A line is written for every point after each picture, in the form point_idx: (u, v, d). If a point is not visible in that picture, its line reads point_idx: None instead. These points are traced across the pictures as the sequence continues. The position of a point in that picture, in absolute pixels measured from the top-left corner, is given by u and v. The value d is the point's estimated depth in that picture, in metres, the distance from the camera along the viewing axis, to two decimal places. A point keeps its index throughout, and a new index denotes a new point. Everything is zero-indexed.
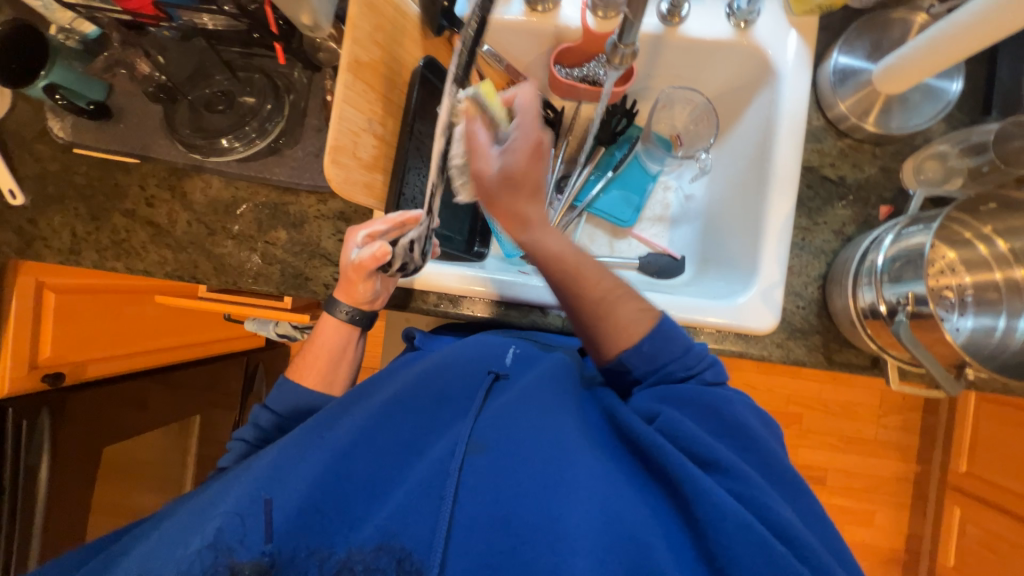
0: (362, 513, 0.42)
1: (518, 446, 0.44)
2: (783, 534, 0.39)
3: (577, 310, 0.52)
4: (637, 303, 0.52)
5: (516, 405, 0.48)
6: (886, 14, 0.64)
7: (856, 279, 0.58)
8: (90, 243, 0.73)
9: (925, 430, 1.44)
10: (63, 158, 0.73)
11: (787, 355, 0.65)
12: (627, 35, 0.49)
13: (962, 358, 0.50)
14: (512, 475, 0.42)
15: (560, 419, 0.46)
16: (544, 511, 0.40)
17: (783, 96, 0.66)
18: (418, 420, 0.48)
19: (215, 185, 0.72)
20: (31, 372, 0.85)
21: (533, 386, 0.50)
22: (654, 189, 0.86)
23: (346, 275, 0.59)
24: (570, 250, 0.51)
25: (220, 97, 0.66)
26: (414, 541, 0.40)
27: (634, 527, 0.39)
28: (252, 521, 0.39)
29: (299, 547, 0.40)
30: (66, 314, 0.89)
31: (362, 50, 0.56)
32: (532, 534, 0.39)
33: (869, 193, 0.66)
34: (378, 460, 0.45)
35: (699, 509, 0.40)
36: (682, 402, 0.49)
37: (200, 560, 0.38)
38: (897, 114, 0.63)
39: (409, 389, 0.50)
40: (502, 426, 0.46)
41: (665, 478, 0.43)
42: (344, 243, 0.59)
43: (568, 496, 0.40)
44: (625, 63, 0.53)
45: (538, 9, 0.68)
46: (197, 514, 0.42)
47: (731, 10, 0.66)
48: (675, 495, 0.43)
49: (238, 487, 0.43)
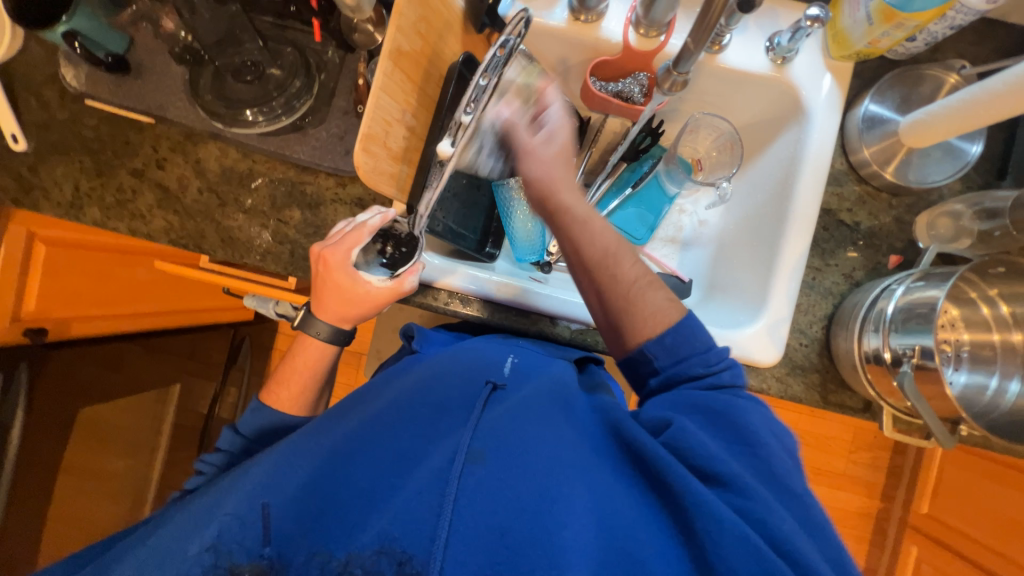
0: (358, 519, 0.41)
1: (517, 453, 0.43)
2: (783, 549, 0.38)
3: (608, 294, 0.53)
4: (665, 292, 0.53)
5: (517, 414, 0.47)
6: (920, 69, 0.66)
7: (863, 323, 0.59)
8: (93, 200, 0.70)
9: (892, 470, 1.49)
10: (72, 108, 0.70)
11: (785, 390, 0.67)
12: (682, 66, 0.60)
13: (958, 414, 0.52)
14: (512, 483, 0.41)
15: (557, 430, 0.46)
16: (542, 522, 0.39)
17: (810, 135, 0.67)
18: (417, 427, 0.47)
19: (231, 155, 0.70)
20: (14, 325, 0.80)
21: (532, 397, 0.50)
22: (670, 211, 0.85)
23: (372, 301, 0.60)
24: (611, 239, 0.54)
25: (249, 67, 0.63)
26: (416, 546, 0.38)
27: (629, 543, 0.40)
28: (252, 523, 0.40)
29: (299, 550, 0.40)
30: (54, 268, 0.85)
31: (405, 39, 0.56)
32: (531, 544, 0.38)
33: (881, 241, 0.68)
34: (376, 463, 0.44)
35: (699, 521, 0.39)
36: (691, 407, 0.48)
37: (200, 562, 0.39)
38: (916, 167, 0.65)
39: (408, 396, 0.50)
40: (501, 432, 0.45)
41: (663, 487, 0.43)
42: (339, 274, 0.58)
43: (564, 508, 0.40)
44: (673, 88, 0.65)
45: (581, 18, 0.67)
46: (193, 521, 0.42)
47: (772, 44, 0.66)
48: (674, 505, 0.42)
49: (237, 491, 0.43)
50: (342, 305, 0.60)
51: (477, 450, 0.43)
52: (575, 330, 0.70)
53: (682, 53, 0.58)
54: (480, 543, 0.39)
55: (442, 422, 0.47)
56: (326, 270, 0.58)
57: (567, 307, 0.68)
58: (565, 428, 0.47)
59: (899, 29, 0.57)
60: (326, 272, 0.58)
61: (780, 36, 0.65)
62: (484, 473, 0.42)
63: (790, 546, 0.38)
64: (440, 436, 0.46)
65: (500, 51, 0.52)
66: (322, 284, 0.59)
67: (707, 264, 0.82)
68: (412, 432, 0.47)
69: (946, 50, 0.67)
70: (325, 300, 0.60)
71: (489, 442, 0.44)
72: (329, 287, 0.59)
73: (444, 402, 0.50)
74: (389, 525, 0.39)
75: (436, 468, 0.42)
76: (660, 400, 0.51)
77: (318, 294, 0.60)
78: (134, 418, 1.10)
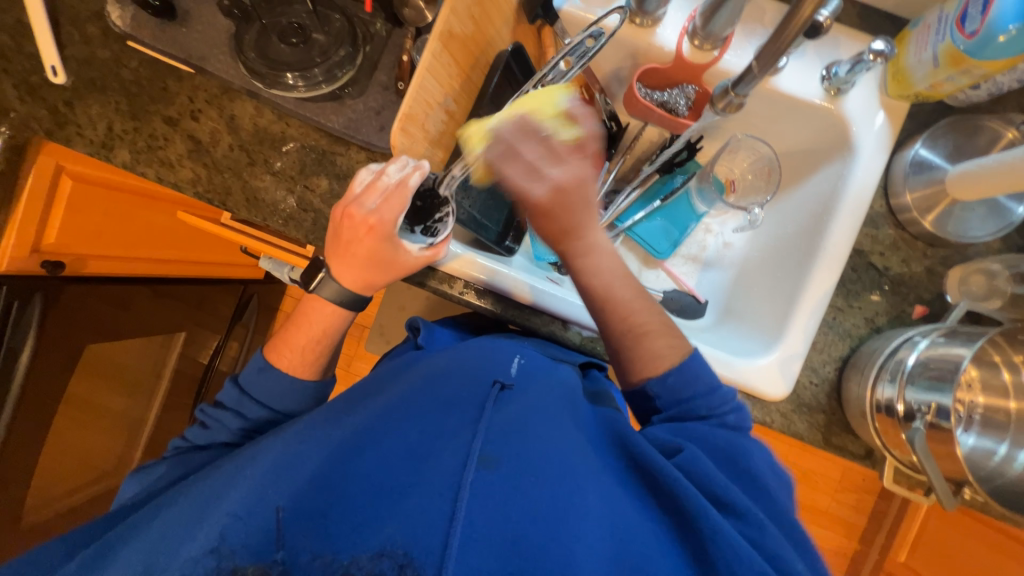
0: (368, 519, 0.40)
1: (531, 461, 0.44)
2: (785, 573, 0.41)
3: (609, 332, 0.57)
4: (668, 339, 0.55)
5: (524, 420, 0.48)
6: (978, 119, 0.64)
7: (879, 372, 0.59)
8: (125, 142, 0.70)
9: (875, 514, 1.48)
10: (115, 48, 0.70)
11: (788, 426, 0.66)
12: (741, 86, 0.59)
13: (965, 477, 0.51)
14: (525, 491, 0.42)
15: (566, 439, 0.47)
16: (556, 533, 0.40)
17: (855, 174, 0.65)
18: (425, 426, 0.47)
19: (266, 116, 0.69)
20: (32, 256, 0.83)
21: (540, 402, 0.51)
22: (696, 228, 0.83)
23: (395, 264, 0.58)
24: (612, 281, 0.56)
25: (295, 30, 0.64)
26: (420, 548, 0.37)
27: (641, 557, 0.40)
28: (260, 522, 0.40)
29: (302, 550, 0.39)
30: (77, 205, 0.86)
31: (457, 21, 0.55)
32: (545, 556, 0.38)
33: (908, 289, 0.66)
34: (385, 461, 0.44)
35: (711, 544, 0.41)
36: (695, 437, 0.51)
37: (202, 564, 0.38)
38: (956, 219, 0.63)
39: (415, 395, 0.50)
40: (512, 437, 0.45)
41: (671, 506, 0.44)
42: (366, 230, 0.55)
43: (577, 518, 0.41)
44: (728, 109, 0.63)
45: (636, 22, 0.66)
46: (199, 508, 0.43)
47: (828, 74, 0.64)
48: (683, 525, 0.43)
49: (243, 483, 0.44)
50: (368, 270, 0.58)
51: (488, 454, 0.43)
52: (586, 337, 0.70)
53: (744, 75, 0.57)
54: (493, 550, 0.38)
55: (450, 422, 0.47)
56: (353, 230, 0.55)
57: (581, 312, 0.68)
58: (573, 438, 0.48)
59: (965, 76, 0.55)
60: (352, 228, 0.55)
61: (839, 66, 0.63)
62: (497, 477, 0.42)
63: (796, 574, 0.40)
64: (451, 434, 0.46)
65: (588, 40, 0.63)
66: (345, 245, 0.56)
67: (725, 288, 0.81)
68: (422, 430, 0.47)
69: (1008, 102, 0.65)
70: (346, 264, 0.57)
71: (500, 448, 0.44)
72: (355, 250, 0.56)
73: (453, 400, 0.50)
74: (398, 531, 0.38)
75: (449, 469, 0.42)
76: (665, 426, 0.53)
77: (341, 255, 0.57)
78: (138, 358, 1.11)
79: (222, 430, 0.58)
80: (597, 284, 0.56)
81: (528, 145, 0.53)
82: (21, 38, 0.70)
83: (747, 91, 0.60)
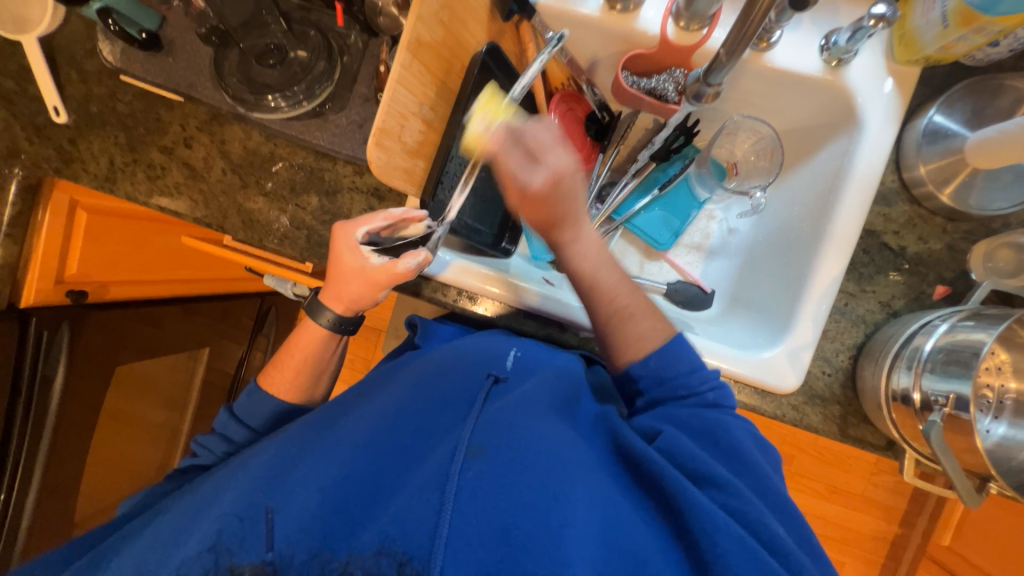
0: (361, 518, 0.41)
1: (521, 453, 0.43)
2: (774, 548, 0.41)
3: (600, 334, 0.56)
4: (650, 321, 0.55)
5: (516, 410, 0.47)
6: (1001, 78, 0.58)
7: (895, 360, 0.55)
8: (126, 175, 0.72)
9: (916, 496, 1.41)
10: (110, 83, 0.72)
11: (800, 419, 0.63)
12: (713, 76, 0.57)
13: (988, 471, 0.49)
14: (514, 482, 0.42)
15: (557, 429, 0.46)
16: (545, 522, 0.39)
17: (861, 148, 0.61)
18: (419, 425, 0.48)
19: (255, 138, 0.70)
20: (56, 287, 0.86)
21: (534, 392, 0.50)
22: (698, 216, 0.80)
23: (358, 287, 0.60)
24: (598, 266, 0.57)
25: (272, 51, 0.64)
26: (414, 547, 0.38)
27: (631, 544, 0.40)
28: (253, 524, 0.41)
29: (298, 549, 0.39)
30: (94, 235, 0.89)
31: (425, 29, 0.54)
32: (536, 545, 0.38)
33: (927, 269, 0.62)
34: (379, 461, 0.45)
35: (692, 520, 0.41)
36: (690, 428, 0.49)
37: (201, 560, 0.39)
38: (979, 191, 0.59)
39: (411, 393, 0.51)
40: (502, 428, 0.45)
41: (656, 490, 0.45)
42: (341, 250, 0.59)
43: (568, 506, 0.40)
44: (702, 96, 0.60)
45: (617, 8, 0.63)
46: (194, 511, 0.44)
47: (827, 43, 0.60)
48: (667, 508, 0.44)
49: (235, 487, 0.44)
50: (346, 292, 0.61)
51: (477, 446, 0.43)
52: (585, 338, 0.68)
53: (714, 62, 0.54)
54: (483, 542, 0.38)
55: (444, 419, 0.48)
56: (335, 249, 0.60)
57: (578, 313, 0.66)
58: (565, 429, 0.47)
59: (979, 34, 0.51)
60: (333, 250, 0.60)
61: (838, 34, 0.59)
62: (485, 469, 0.42)
63: (782, 546, 0.41)
64: (444, 432, 0.47)
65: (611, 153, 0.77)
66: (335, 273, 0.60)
67: (733, 276, 0.78)
68: (415, 427, 0.48)
69: None
70: (332, 288, 0.62)
71: (492, 440, 0.44)
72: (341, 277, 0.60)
73: (446, 397, 0.50)
74: (389, 526, 0.39)
75: (439, 465, 0.43)
76: (653, 413, 0.52)
77: (333, 283, 0.61)
78: (168, 376, 1.17)
79: (209, 453, 0.60)
80: (588, 266, 0.57)
81: (537, 129, 0.56)
82: (24, 81, 0.73)
83: (720, 79, 0.57)
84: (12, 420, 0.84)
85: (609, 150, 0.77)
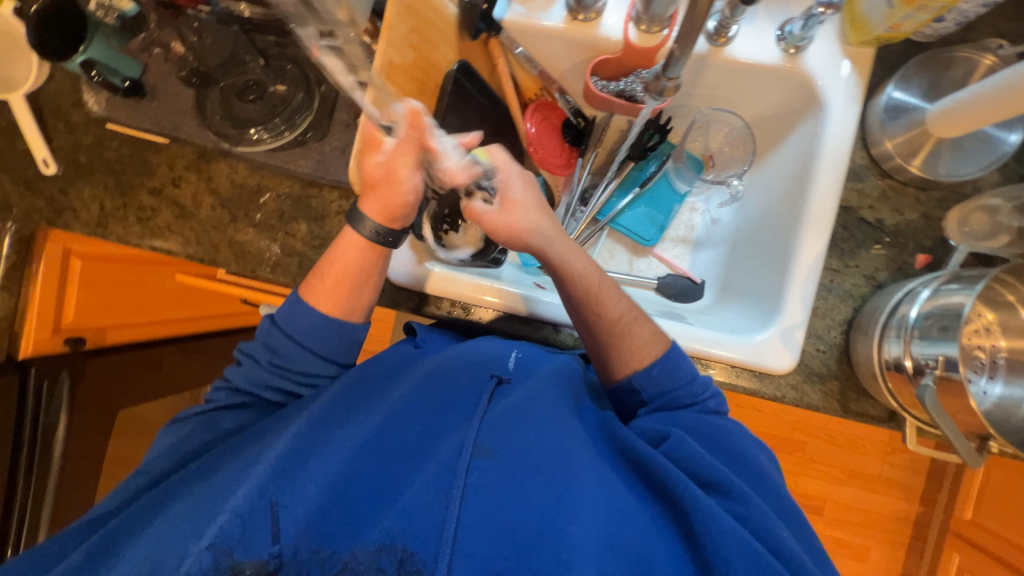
0: (368, 517, 0.42)
1: (527, 452, 0.45)
2: (775, 548, 0.42)
3: (598, 329, 0.57)
4: (650, 327, 0.57)
5: (521, 409, 0.49)
6: (950, 51, 0.61)
7: (884, 330, 0.56)
8: (117, 219, 0.73)
9: (934, 472, 1.40)
10: (96, 131, 0.74)
11: (800, 398, 0.63)
12: (671, 71, 0.56)
13: (986, 429, 0.49)
14: (518, 481, 0.43)
15: (559, 425, 0.48)
16: (553, 518, 0.41)
17: (827, 130, 0.63)
18: (425, 423, 0.49)
19: (241, 171, 0.72)
20: (53, 336, 0.85)
21: (536, 389, 0.51)
22: (681, 210, 0.83)
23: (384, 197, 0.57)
24: (592, 271, 0.58)
25: (252, 86, 0.67)
26: (416, 544, 0.40)
27: (636, 544, 0.42)
28: (257, 521, 0.40)
29: (302, 545, 0.40)
30: (89, 281, 0.88)
31: (396, 52, 0.56)
32: (541, 542, 0.40)
33: (907, 239, 0.63)
34: (384, 459, 0.46)
35: (700, 524, 0.42)
36: (689, 429, 0.52)
37: (201, 560, 0.38)
38: (946, 159, 0.61)
39: (417, 389, 0.52)
40: (506, 427, 0.47)
41: (666, 494, 0.46)
42: (375, 166, 0.57)
43: (573, 504, 0.42)
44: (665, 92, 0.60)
45: (579, 18, 0.65)
46: (197, 513, 0.42)
47: (783, 33, 0.62)
48: (675, 508, 0.45)
49: (242, 484, 0.43)
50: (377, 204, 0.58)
51: (484, 446, 0.45)
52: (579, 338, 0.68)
53: (669, 58, 0.54)
54: (490, 539, 0.40)
55: (448, 419, 0.49)
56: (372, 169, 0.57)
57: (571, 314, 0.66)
58: (569, 424, 0.49)
59: (922, 11, 0.53)
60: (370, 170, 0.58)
61: (792, 24, 0.61)
62: (492, 468, 0.44)
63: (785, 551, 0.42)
64: (450, 430, 0.48)
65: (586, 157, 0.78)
66: (373, 193, 0.58)
67: (720, 264, 0.79)
68: (420, 426, 0.48)
69: (982, 29, 0.62)
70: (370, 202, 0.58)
71: (497, 440, 0.46)
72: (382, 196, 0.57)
73: (451, 397, 0.51)
74: (393, 524, 0.41)
75: (445, 463, 0.44)
76: (655, 417, 0.54)
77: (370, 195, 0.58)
78: None
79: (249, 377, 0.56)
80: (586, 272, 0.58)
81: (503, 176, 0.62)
82: (13, 137, 0.75)
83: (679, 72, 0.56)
84: (16, 473, 0.84)
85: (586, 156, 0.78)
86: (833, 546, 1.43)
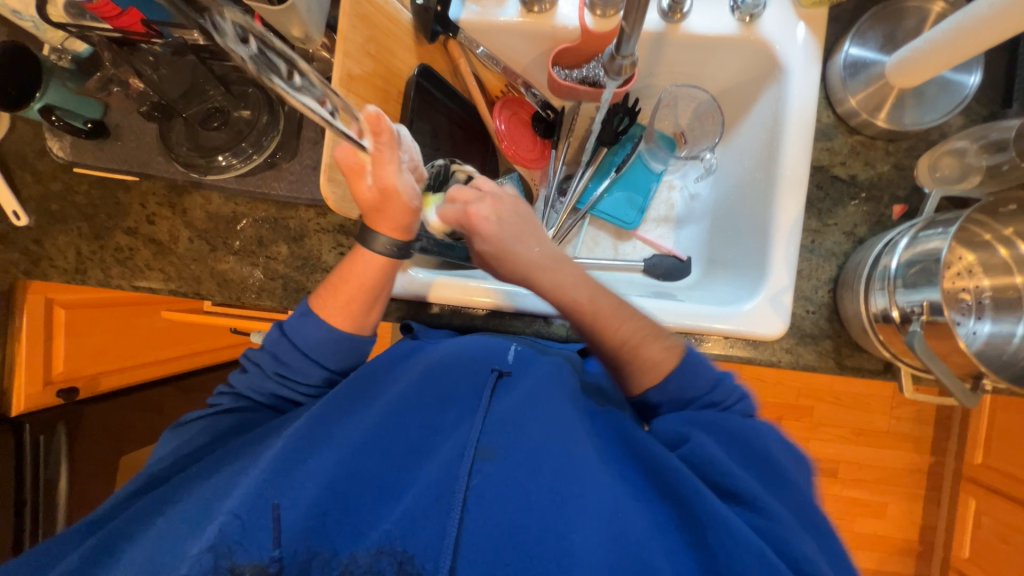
0: (368, 518, 0.42)
1: (529, 450, 0.45)
2: (790, 558, 0.40)
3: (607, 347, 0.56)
4: (663, 342, 0.53)
5: (525, 405, 0.48)
6: (901, 2, 0.61)
7: (869, 283, 0.56)
8: (95, 262, 0.72)
9: (941, 421, 1.41)
10: (64, 177, 0.73)
11: (796, 360, 0.64)
12: (625, 48, 0.51)
13: (977, 368, 0.49)
14: (521, 478, 0.43)
15: (562, 418, 0.48)
16: (556, 513, 0.41)
17: (789, 93, 0.63)
18: (426, 421, 0.48)
19: (215, 201, 0.71)
20: (45, 388, 0.86)
21: (538, 383, 0.51)
22: (659, 188, 0.84)
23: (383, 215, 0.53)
24: (587, 296, 0.56)
25: (216, 114, 0.66)
26: (417, 547, 0.40)
27: (641, 546, 0.40)
28: (257, 522, 0.40)
29: (300, 548, 0.40)
30: (76, 330, 0.87)
31: (354, 63, 0.56)
32: (541, 537, 0.40)
33: (882, 192, 0.64)
34: (384, 458, 0.45)
35: (711, 529, 0.41)
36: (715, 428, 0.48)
37: (199, 562, 0.37)
38: (911, 109, 0.61)
39: (417, 386, 0.51)
40: (510, 425, 0.47)
41: (676, 495, 0.44)
42: (364, 185, 0.51)
43: (576, 503, 0.42)
44: (625, 71, 0.56)
45: (535, 10, 0.65)
46: (195, 520, 0.42)
47: (736, 3, 0.63)
48: (687, 515, 0.43)
49: (239, 486, 0.43)
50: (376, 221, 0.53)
51: (486, 447, 0.45)
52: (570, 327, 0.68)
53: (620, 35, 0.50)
54: (491, 539, 0.40)
55: (449, 416, 0.49)
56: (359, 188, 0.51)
57: None
58: (574, 415, 0.49)
59: None
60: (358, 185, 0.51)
61: None
62: (493, 471, 0.44)
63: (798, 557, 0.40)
64: (451, 428, 0.48)
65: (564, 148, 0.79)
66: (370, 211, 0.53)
67: (702, 238, 0.80)
68: (420, 424, 0.48)
69: None
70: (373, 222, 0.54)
71: (499, 440, 0.46)
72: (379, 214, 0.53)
73: (452, 394, 0.51)
74: (393, 527, 0.40)
75: (446, 464, 0.44)
76: (673, 416, 0.51)
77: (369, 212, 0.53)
78: None
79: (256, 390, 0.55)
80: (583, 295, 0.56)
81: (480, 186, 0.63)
82: None
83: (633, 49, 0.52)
84: None
85: (561, 146, 0.79)
86: (851, 506, 1.44)
